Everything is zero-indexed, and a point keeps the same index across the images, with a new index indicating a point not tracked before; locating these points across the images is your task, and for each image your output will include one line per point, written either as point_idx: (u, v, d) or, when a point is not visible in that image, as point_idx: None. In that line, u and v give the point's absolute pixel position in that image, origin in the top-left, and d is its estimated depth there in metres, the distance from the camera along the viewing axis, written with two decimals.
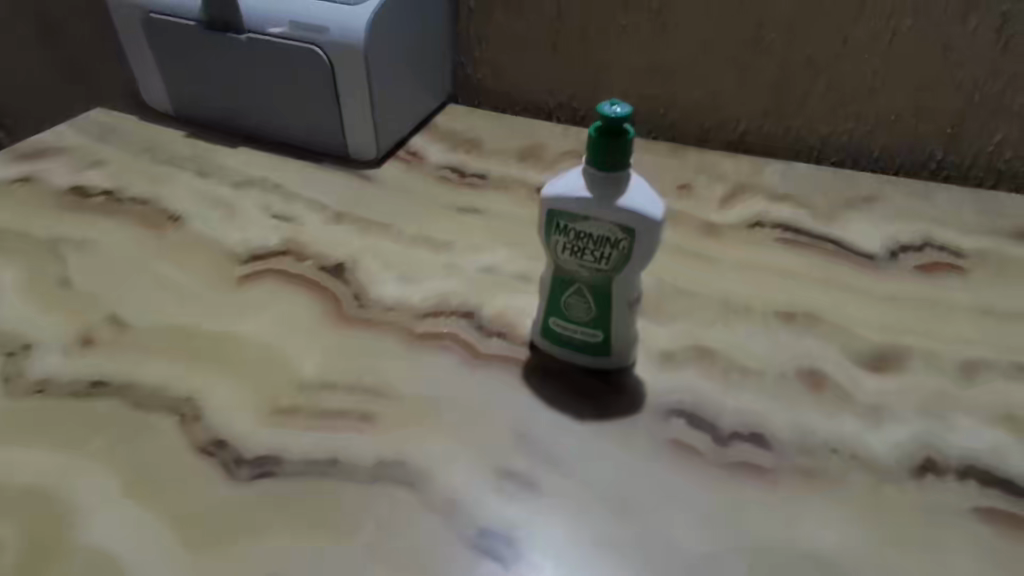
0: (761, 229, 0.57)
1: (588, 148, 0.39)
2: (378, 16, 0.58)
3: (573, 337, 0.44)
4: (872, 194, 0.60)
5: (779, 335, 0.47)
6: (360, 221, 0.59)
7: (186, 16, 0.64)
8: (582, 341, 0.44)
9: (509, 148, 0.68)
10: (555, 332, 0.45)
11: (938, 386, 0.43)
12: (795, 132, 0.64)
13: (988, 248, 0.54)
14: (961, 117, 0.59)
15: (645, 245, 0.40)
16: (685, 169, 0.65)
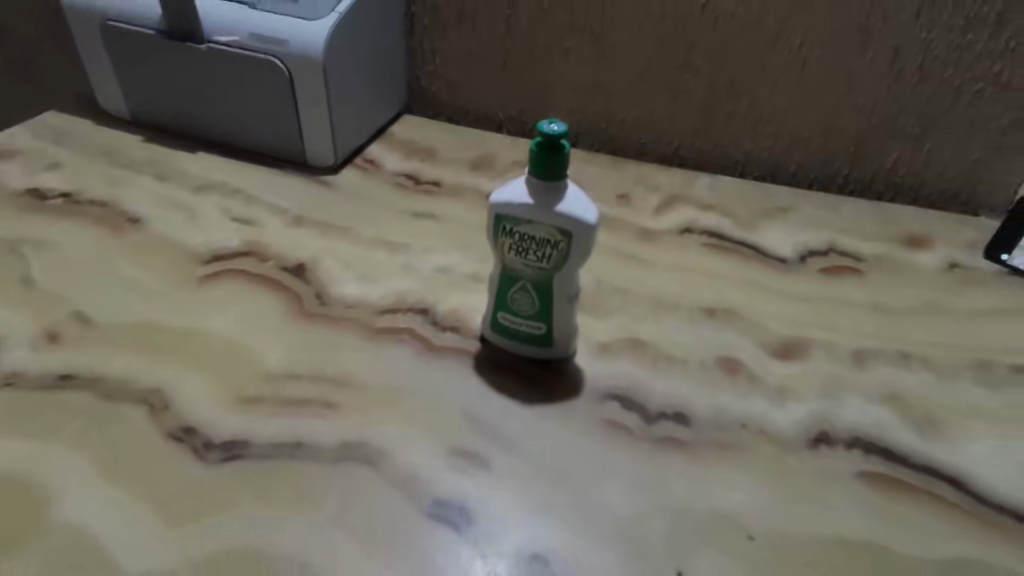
0: (689, 235, 0.63)
1: (530, 160, 0.44)
2: (336, 30, 0.62)
3: (519, 329, 0.49)
4: (787, 205, 0.68)
5: (702, 328, 0.53)
6: (320, 224, 0.62)
7: (146, 25, 0.66)
8: (527, 333, 0.49)
9: (462, 157, 0.73)
10: (503, 324, 0.49)
11: (834, 371, 0.50)
12: (722, 148, 0.71)
13: (882, 253, 0.62)
14: (863, 138, 0.67)
15: (582, 246, 0.45)
16: (624, 180, 0.70)
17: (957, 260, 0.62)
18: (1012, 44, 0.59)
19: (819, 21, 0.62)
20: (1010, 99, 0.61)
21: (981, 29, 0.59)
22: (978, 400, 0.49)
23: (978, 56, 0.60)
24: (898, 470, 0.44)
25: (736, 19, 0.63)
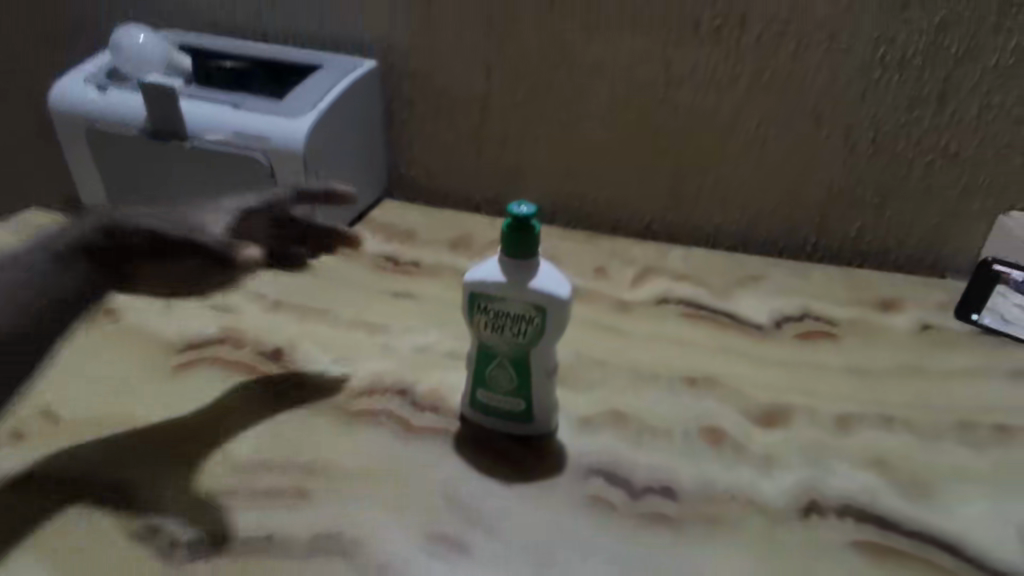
0: (666, 305, 0.64)
1: (504, 242, 0.45)
2: (315, 125, 0.64)
3: (498, 406, 0.48)
4: (759, 273, 0.69)
5: (683, 398, 0.53)
6: (298, 308, 0.63)
7: (129, 127, 0.67)
8: (506, 410, 0.48)
9: (440, 237, 0.74)
10: (483, 402, 0.49)
11: (819, 437, 0.50)
12: (693, 221, 0.73)
13: (855, 317, 0.63)
14: (827, 208, 0.69)
15: (557, 320, 0.45)
16: (600, 254, 0.72)
17: (929, 320, 0.63)
18: (955, 118, 0.62)
19: (774, 103, 0.65)
20: (960, 168, 0.64)
21: (925, 106, 0.62)
22: (964, 461, 0.48)
23: (925, 130, 0.63)
24: (891, 537, 0.43)
25: (697, 104, 0.67)
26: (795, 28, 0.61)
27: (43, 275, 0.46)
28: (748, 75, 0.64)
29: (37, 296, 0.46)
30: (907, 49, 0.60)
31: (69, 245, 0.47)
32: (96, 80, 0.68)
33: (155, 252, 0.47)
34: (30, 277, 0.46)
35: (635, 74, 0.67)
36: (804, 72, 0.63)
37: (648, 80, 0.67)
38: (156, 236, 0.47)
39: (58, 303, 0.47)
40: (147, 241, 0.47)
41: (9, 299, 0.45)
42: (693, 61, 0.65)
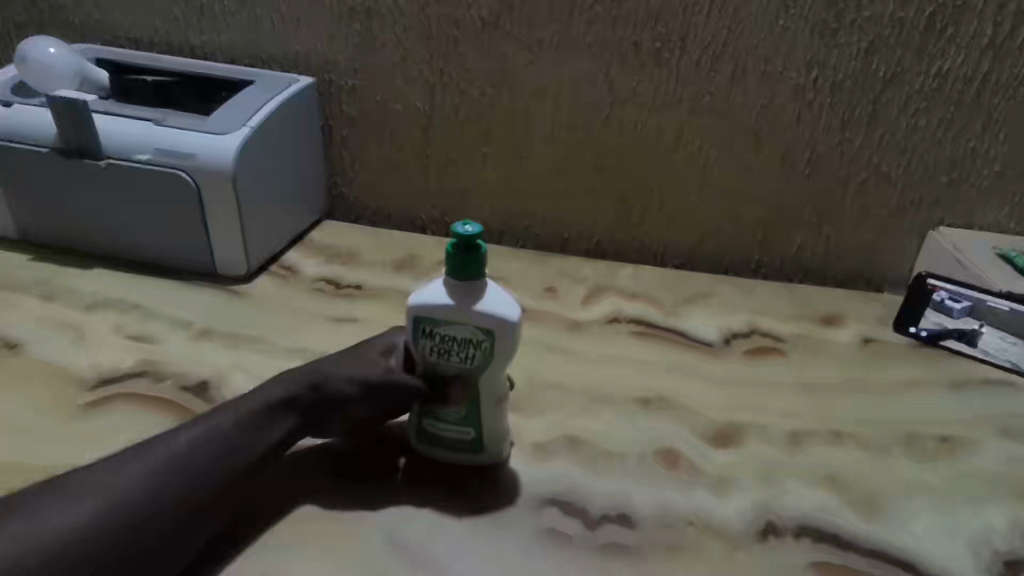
0: (616, 324, 0.63)
1: (449, 265, 0.43)
2: (246, 142, 0.60)
3: (445, 437, 0.46)
4: (707, 291, 0.69)
5: (637, 421, 0.51)
6: (229, 336, 0.58)
7: (37, 143, 0.61)
8: (457, 441, 0.46)
9: (383, 258, 0.71)
10: (428, 432, 0.46)
11: (772, 454, 0.49)
12: (640, 241, 0.73)
13: (802, 332, 0.64)
14: (771, 227, 0.70)
15: (505, 344, 0.43)
16: (548, 273, 0.70)
17: (870, 334, 0.64)
18: (885, 139, 0.64)
19: (715, 124, 0.66)
20: (892, 187, 0.66)
21: (857, 127, 0.64)
22: (912, 475, 0.48)
23: (858, 149, 0.65)
24: (848, 557, 0.42)
25: (640, 124, 0.67)
26: (732, 50, 0.62)
27: (248, 427, 0.43)
28: (689, 97, 0.65)
29: (234, 451, 0.42)
30: (838, 71, 0.62)
31: (277, 400, 0.45)
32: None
33: (363, 399, 0.46)
34: (238, 431, 0.42)
35: (579, 94, 0.66)
36: (743, 94, 0.64)
37: (591, 101, 0.66)
38: (362, 382, 0.46)
39: (265, 454, 0.43)
40: (354, 389, 0.46)
41: (217, 444, 0.41)
42: (636, 82, 0.65)
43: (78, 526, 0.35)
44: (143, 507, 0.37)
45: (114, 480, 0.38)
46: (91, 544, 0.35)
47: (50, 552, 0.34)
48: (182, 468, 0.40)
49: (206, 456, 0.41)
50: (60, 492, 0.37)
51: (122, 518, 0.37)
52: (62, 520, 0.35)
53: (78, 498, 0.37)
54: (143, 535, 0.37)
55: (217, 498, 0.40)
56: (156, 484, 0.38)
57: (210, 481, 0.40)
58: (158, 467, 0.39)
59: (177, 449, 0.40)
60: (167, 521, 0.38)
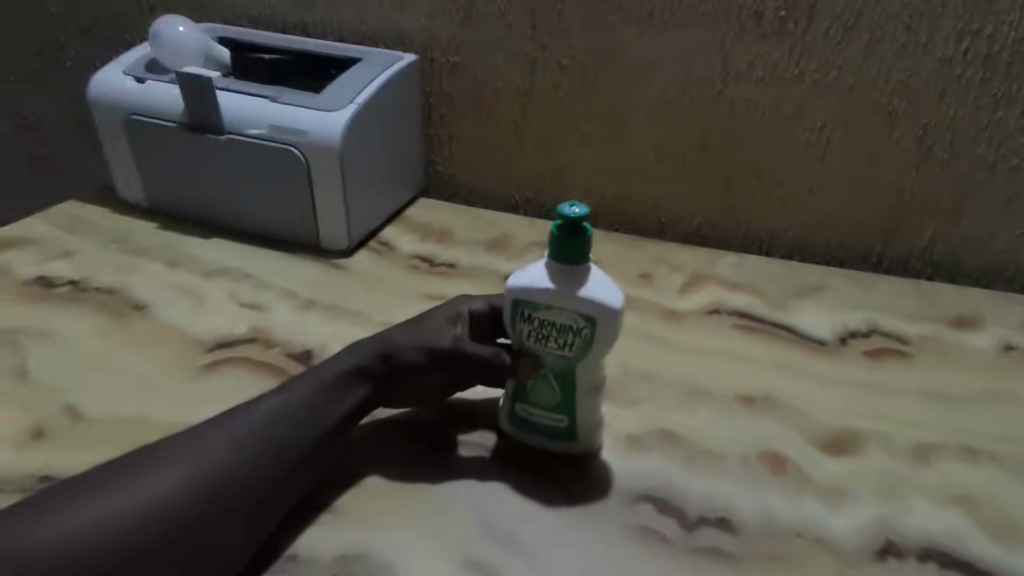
0: (718, 316, 0.60)
1: (552, 245, 0.41)
2: (354, 120, 0.61)
3: (538, 422, 0.45)
4: (820, 284, 0.64)
5: (739, 419, 0.49)
6: (329, 309, 0.60)
7: (165, 117, 0.65)
8: (548, 426, 0.45)
9: (478, 238, 0.71)
10: (520, 415, 0.45)
11: (892, 466, 0.45)
12: (746, 228, 0.68)
13: (930, 334, 0.58)
14: (897, 217, 0.63)
15: (606, 332, 0.41)
16: (646, 259, 0.68)
17: (1013, 341, 0.57)
18: None
19: (842, 102, 0.60)
20: None
21: (1011, 106, 0.56)
22: None
23: (1010, 131, 0.57)
24: None
25: (755, 101, 0.62)
26: (867, 20, 0.56)
27: (324, 397, 0.44)
28: (812, 70, 0.59)
29: (312, 421, 0.43)
30: (995, 42, 0.54)
31: (351, 369, 0.45)
32: (135, 71, 0.67)
33: (433, 367, 0.46)
34: (314, 400, 0.43)
35: (689, 69, 0.62)
36: (876, 68, 0.58)
37: (702, 77, 0.62)
38: (432, 352, 0.46)
39: (340, 424, 0.44)
40: (424, 358, 0.46)
41: (296, 413, 0.42)
42: (753, 55, 0.60)
43: (171, 491, 0.37)
44: (230, 473, 0.39)
45: (201, 447, 0.40)
46: (184, 510, 0.37)
47: (146, 517, 0.36)
48: (265, 436, 0.41)
49: (286, 426, 0.42)
50: (152, 458, 0.39)
51: (211, 484, 0.38)
52: (156, 485, 0.37)
53: (170, 464, 0.38)
54: (231, 500, 0.38)
55: (298, 467, 0.41)
56: (241, 452, 0.40)
57: (291, 450, 0.41)
58: (241, 436, 0.41)
59: (258, 419, 0.42)
60: (252, 489, 0.39)
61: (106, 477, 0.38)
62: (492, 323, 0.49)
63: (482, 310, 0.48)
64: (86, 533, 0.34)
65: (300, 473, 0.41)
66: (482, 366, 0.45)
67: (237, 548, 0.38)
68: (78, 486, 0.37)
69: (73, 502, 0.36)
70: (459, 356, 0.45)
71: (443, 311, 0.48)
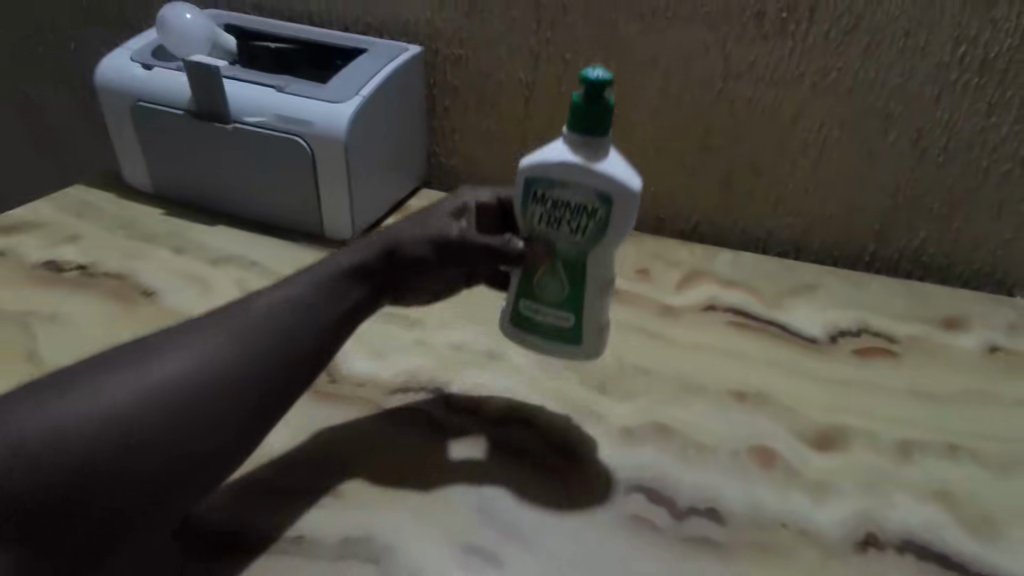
0: (713, 312, 0.61)
1: (573, 112, 0.42)
2: (360, 111, 0.61)
3: (546, 319, 0.47)
4: (814, 282, 0.65)
5: (731, 414, 0.50)
6: None
7: (172, 105, 0.66)
8: (556, 317, 0.47)
9: None
10: (530, 306, 0.47)
11: (876, 462, 0.47)
12: (743, 225, 0.69)
13: (919, 335, 0.59)
14: (890, 218, 0.65)
15: (620, 213, 0.43)
16: (644, 254, 0.69)
17: (999, 343, 0.59)
18: None
19: (840, 105, 0.60)
20: None
21: (1005, 113, 0.57)
22: None
23: (1003, 136, 0.58)
24: None
25: (754, 101, 0.62)
26: (868, 23, 0.56)
27: (322, 296, 0.45)
28: (812, 72, 0.59)
29: (309, 320, 0.44)
30: (990, 49, 0.55)
31: (352, 267, 0.46)
32: (142, 57, 0.67)
33: (442, 257, 0.46)
34: (312, 300, 0.45)
35: (691, 68, 0.62)
36: (875, 72, 0.58)
37: (703, 75, 0.62)
38: (438, 244, 0.46)
39: (340, 321, 0.46)
40: (430, 252, 0.46)
41: (294, 313, 0.44)
42: (754, 55, 0.60)
43: (170, 382, 0.38)
44: (229, 368, 0.40)
45: (199, 341, 0.40)
46: (181, 400, 0.38)
47: (144, 406, 0.37)
48: (261, 333, 0.42)
49: (283, 324, 0.43)
50: (148, 350, 0.40)
51: (209, 377, 0.39)
52: (155, 375, 0.38)
53: (167, 356, 0.39)
54: (227, 394, 0.39)
55: (294, 366, 0.43)
56: (238, 347, 0.41)
57: (287, 348, 0.43)
58: (239, 331, 0.42)
59: (257, 317, 0.43)
60: (248, 385, 0.40)
61: (101, 367, 0.38)
62: (498, 217, 0.50)
63: (489, 202, 0.49)
64: (83, 421, 0.35)
65: (297, 370, 0.43)
66: (492, 253, 0.45)
67: (234, 439, 0.39)
68: (73, 375, 0.38)
69: (71, 389, 0.36)
70: (467, 247, 0.45)
71: (449, 203, 0.49)
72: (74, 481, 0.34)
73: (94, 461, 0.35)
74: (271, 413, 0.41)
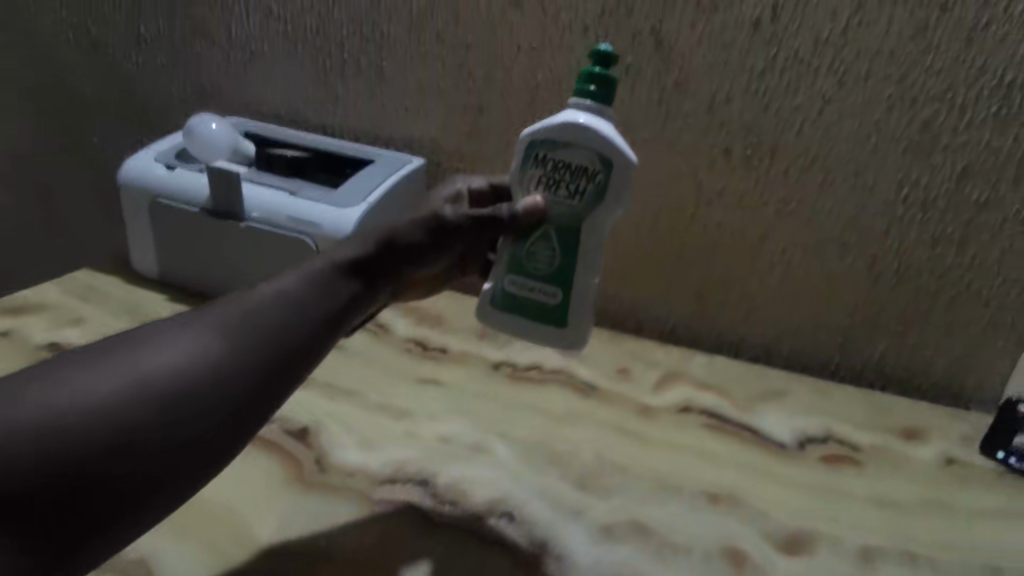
0: (689, 413, 0.65)
1: (586, 88, 0.49)
2: (365, 216, 0.66)
3: (536, 281, 0.52)
4: (782, 388, 0.69)
5: (705, 515, 0.53)
6: (326, 387, 0.64)
7: (190, 202, 0.70)
8: (547, 283, 0.52)
9: (470, 325, 0.76)
10: (524, 270, 0.52)
11: (840, 568, 0.49)
12: (716, 331, 0.74)
13: (880, 444, 0.63)
14: (852, 332, 0.69)
15: (616, 178, 0.49)
16: (624, 354, 0.73)
17: (954, 454, 0.62)
18: (978, 260, 0.62)
19: (799, 232, 0.66)
20: (985, 306, 0.63)
21: (947, 245, 0.62)
22: None
23: (949, 267, 0.63)
24: None
25: (724, 222, 0.68)
26: (822, 164, 0.62)
27: (314, 291, 0.45)
28: (775, 201, 0.65)
29: (301, 312, 0.43)
30: (931, 190, 0.60)
31: (344, 264, 0.48)
32: (166, 158, 0.73)
33: (436, 236, 0.51)
34: (304, 294, 0.44)
35: (667, 192, 0.68)
36: (830, 205, 0.64)
37: (678, 197, 0.68)
38: (431, 229, 0.50)
39: (335, 315, 0.45)
40: (424, 237, 0.50)
41: (289, 308, 0.43)
42: (722, 185, 0.66)
43: (160, 372, 0.37)
44: (221, 360, 0.39)
45: (188, 330, 0.39)
46: (168, 389, 0.36)
47: (133, 396, 0.35)
48: (255, 325, 0.41)
49: (275, 315, 0.42)
50: (138, 340, 0.38)
51: (201, 368, 0.38)
52: (145, 365, 0.37)
53: (155, 346, 0.38)
54: (219, 384, 0.38)
55: (288, 359, 0.41)
56: (229, 336, 0.40)
57: (279, 339, 0.41)
58: (229, 320, 0.40)
59: (252, 310, 0.42)
60: (240, 377, 0.39)
61: (87, 359, 0.37)
62: (489, 199, 0.58)
63: (480, 187, 0.57)
64: (63, 411, 0.33)
65: (292, 361, 0.42)
66: (483, 223, 0.51)
67: (224, 430, 0.38)
68: (61, 365, 0.36)
69: (51, 380, 0.35)
70: (459, 222, 0.51)
71: (447, 189, 0.57)
72: (52, 475, 0.32)
73: (77, 453, 0.33)
74: (263, 405, 0.40)
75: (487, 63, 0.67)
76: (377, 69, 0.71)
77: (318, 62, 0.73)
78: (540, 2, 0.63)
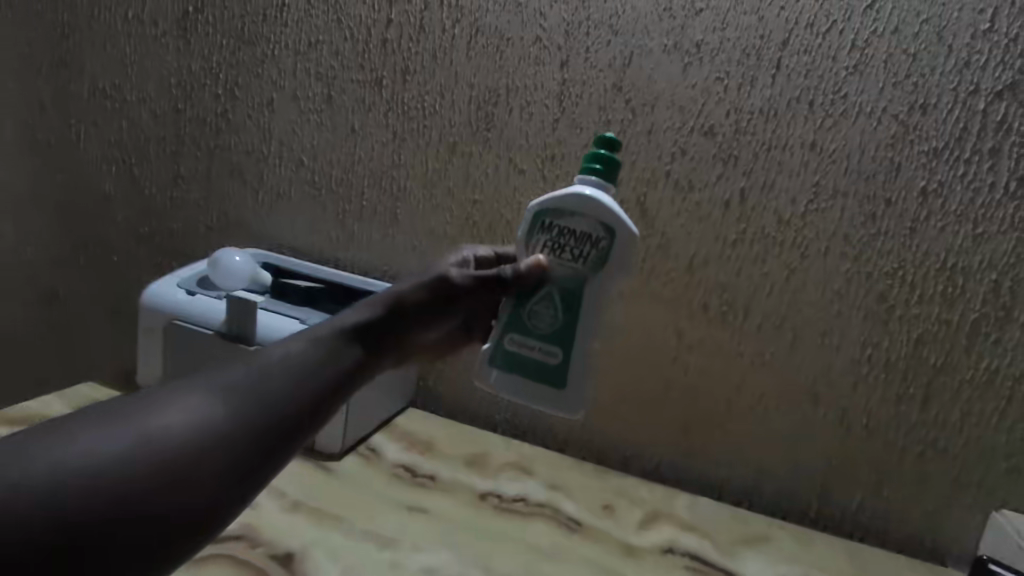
0: (673, 554, 0.66)
1: (592, 167, 0.53)
2: None
3: (537, 339, 0.53)
4: (763, 533, 0.70)
5: None
6: (315, 512, 0.65)
7: (204, 325, 0.74)
8: (546, 342, 0.53)
9: (458, 453, 0.77)
10: (524, 328, 0.54)
11: None
12: (698, 471, 0.76)
13: None
14: (829, 480, 0.71)
15: (618, 248, 0.52)
16: (607, 490, 0.74)
17: None
18: (940, 419, 0.66)
19: (774, 381, 0.70)
20: (951, 463, 0.66)
21: (910, 403, 0.66)
22: None
23: (914, 423, 0.67)
24: None
25: (705, 367, 0.72)
26: (791, 321, 0.68)
27: (318, 362, 0.45)
28: (750, 352, 0.70)
29: (304, 379, 0.43)
30: (891, 352, 0.66)
31: (348, 336, 0.48)
32: (187, 284, 0.78)
33: (443, 295, 0.53)
34: (307, 358, 0.44)
35: (651, 336, 0.73)
36: (801, 359, 0.69)
37: (661, 342, 0.73)
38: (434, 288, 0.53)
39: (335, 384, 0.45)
40: (428, 295, 0.53)
41: (293, 376, 0.43)
42: (701, 335, 0.71)
43: (166, 435, 0.36)
44: (225, 427, 0.38)
45: (192, 390, 0.39)
46: (169, 449, 0.35)
47: (137, 457, 0.34)
48: (260, 393, 0.40)
49: (279, 379, 0.42)
50: (145, 400, 0.37)
51: (206, 433, 0.37)
52: (151, 427, 0.36)
53: (163, 408, 0.37)
54: (220, 450, 0.37)
55: (287, 429, 0.40)
56: (234, 401, 0.39)
57: (281, 402, 0.41)
58: (233, 382, 0.40)
59: (258, 377, 0.41)
60: (242, 446, 0.38)
61: (96, 416, 0.36)
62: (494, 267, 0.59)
63: (486, 255, 0.58)
64: (61, 466, 0.32)
65: (292, 429, 0.41)
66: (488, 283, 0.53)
67: (222, 497, 0.36)
68: (68, 422, 0.35)
69: (59, 437, 0.34)
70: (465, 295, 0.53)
71: (453, 257, 0.57)
72: (45, 530, 0.30)
73: (74, 508, 0.31)
74: (262, 470, 0.39)
75: (490, 217, 0.74)
76: (390, 216, 0.78)
77: (338, 207, 0.81)
78: (540, 171, 0.71)
